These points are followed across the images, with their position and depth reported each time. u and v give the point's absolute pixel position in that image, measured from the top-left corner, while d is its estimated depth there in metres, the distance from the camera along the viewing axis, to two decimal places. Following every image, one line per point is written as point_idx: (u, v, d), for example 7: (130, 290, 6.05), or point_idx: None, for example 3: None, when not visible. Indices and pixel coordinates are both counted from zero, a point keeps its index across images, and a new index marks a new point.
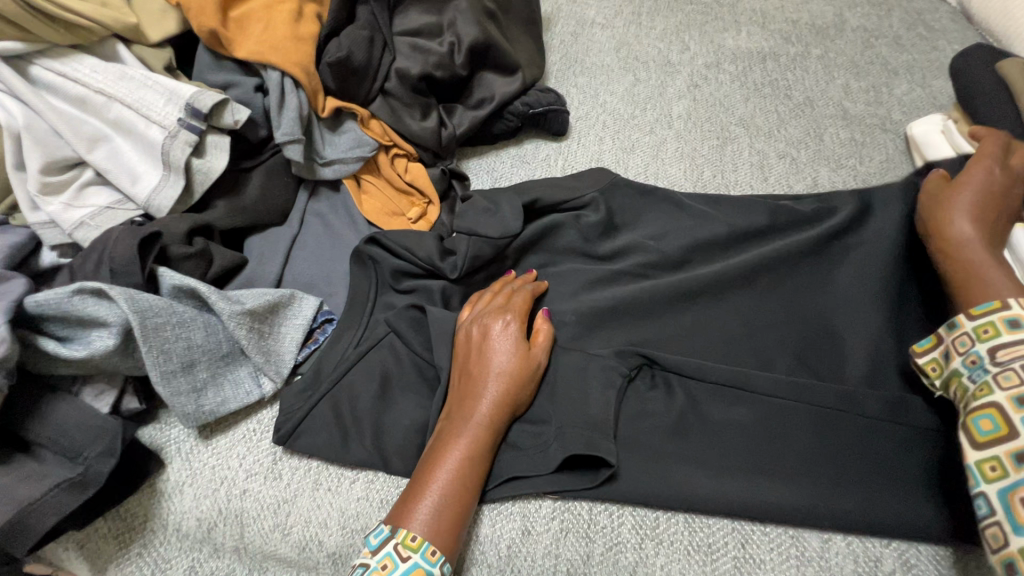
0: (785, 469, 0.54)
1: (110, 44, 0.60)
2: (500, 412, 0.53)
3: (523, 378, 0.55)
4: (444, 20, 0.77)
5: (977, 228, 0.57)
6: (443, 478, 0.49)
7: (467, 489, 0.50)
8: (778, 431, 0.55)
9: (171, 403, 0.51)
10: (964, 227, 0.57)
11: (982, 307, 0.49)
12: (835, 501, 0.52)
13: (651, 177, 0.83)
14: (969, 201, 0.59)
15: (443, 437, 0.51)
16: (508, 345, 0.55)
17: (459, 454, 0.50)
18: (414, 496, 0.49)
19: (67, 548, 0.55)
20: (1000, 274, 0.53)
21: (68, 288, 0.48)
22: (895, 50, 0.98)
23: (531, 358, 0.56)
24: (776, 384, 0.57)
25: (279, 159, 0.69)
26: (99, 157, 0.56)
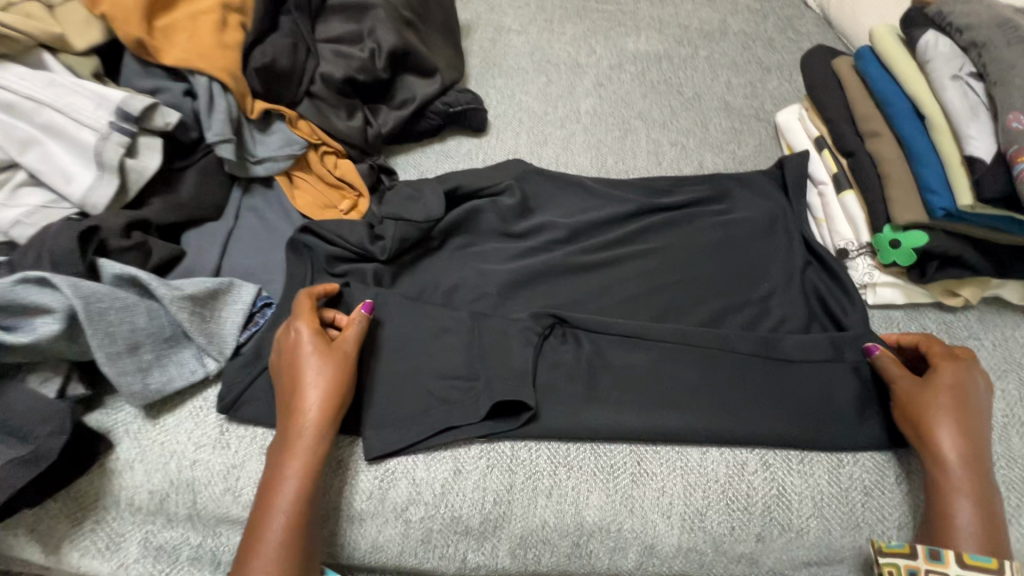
0: (672, 399, 0.64)
1: (37, 53, 0.63)
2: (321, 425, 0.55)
3: (337, 386, 0.57)
4: (363, 28, 0.84)
5: (960, 431, 0.57)
6: (279, 516, 0.52)
7: (301, 520, 0.52)
8: (666, 370, 0.66)
9: (119, 383, 0.56)
10: (946, 434, 0.57)
11: (978, 559, 0.52)
12: (712, 421, 0.62)
13: (563, 166, 0.93)
14: (945, 402, 0.58)
15: (272, 475, 0.53)
16: (313, 368, 0.56)
17: (291, 487, 0.53)
18: (249, 547, 0.51)
19: (16, 533, 0.57)
20: (973, 507, 0.55)
21: (12, 277, 0.52)
22: (768, 51, 1.13)
23: (337, 366, 0.57)
24: (666, 332, 0.68)
25: (212, 159, 0.74)
26: (32, 159, 0.60)
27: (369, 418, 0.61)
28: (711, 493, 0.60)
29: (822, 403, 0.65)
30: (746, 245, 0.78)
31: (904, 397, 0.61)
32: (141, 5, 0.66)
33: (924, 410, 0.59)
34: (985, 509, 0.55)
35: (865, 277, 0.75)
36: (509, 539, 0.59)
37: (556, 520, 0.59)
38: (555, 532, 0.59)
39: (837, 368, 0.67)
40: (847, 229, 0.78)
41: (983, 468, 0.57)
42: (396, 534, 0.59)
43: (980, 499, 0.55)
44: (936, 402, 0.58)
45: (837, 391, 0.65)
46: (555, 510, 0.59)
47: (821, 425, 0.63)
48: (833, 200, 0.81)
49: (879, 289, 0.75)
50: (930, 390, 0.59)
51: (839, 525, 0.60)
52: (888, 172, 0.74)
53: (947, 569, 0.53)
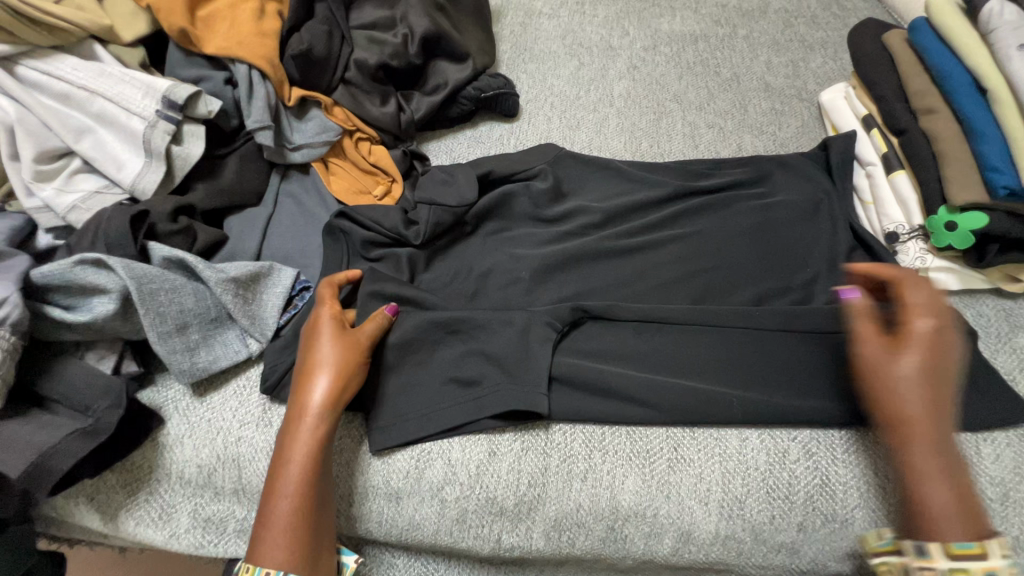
0: (703, 374, 0.63)
1: (88, 44, 0.66)
2: (331, 405, 0.55)
3: (348, 373, 0.57)
4: (396, 14, 0.84)
5: (932, 401, 0.49)
6: (284, 498, 0.51)
7: (310, 503, 0.52)
8: (689, 350, 0.64)
9: (169, 361, 0.58)
10: (914, 402, 0.49)
11: (962, 548, 0.45)
12: (749, 400, 0.61)
13: (595, 150, 0.91)
14: (912, 370, 0.50)
15: (280, 457, 0.53)
16: (327, 351, 0.57)
17: (295, 468, 0.52)
18: (261, 530, 0.50)
19: (77, 502, 0.60)
20: (948, 490, 0.47)
21: (70, 260, 0.55)
22: (811, 28, 1.08)
23: (348, 351, 0.58)
24: (689, 313, 0.66)
25: (252, 146, 0.76)
26: (86, 147, 0.62)
27: (406, 401, 0.61)
28: (750, 481, 0.59)
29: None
30: (787, 228, 0.76)
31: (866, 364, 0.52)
32: None
33: (892, 378, 0.50)
34: (966, 489, 0.48)
35: (916, 262, 0.72)
36: (543, 520, 0.59)
37: (590, 504, 0.59)
38: (590, 515, 0.59)
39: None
40: (898, 212, 0.75)
41: (950, 446, 0.49)
42: (433, 512, 0.60)
43: (955, 478, 0.48)
44: (902, 366, 0.50)
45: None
46: (590, 494, 0.59)
47: (858, 399, 0.62)
48: (882, 181, 0.77)
49: (931, 274, 0.71)
50: (896, 355, 0.51)
51: (886, 517, 0.57)
52: (944, 151, 0.69)
53: (934, 563, 0.45)
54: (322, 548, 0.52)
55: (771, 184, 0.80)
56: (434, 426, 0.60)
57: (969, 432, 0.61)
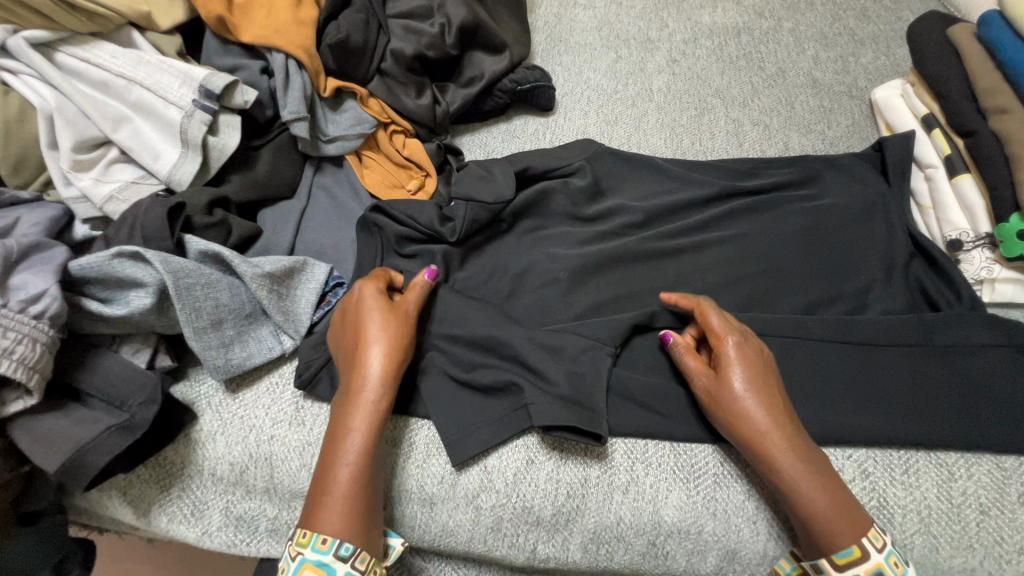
0: None
1: (126, 31, 0.64)
2: (386, 379, 0.54)
3: (402, 346, 0.56)
4: (433, 3, 0.82)
5: (766, 404, 0.53)
6: (345, 467, 0.51)
7: (367, 476, 0.51)
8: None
9: (203, 357, 0.57)
10: (751, 403, 0.53)
11: (844, 556, 0.48)
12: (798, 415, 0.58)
13: (634, 147, 0.88)
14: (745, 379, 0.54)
15: (341, 427, 0.52)
16: (379, 325, 0.55)
17: (359, 439, 0.52)
18: (321, 502, 0.50)
19: (110, 495, 0.59)
20: (822, 495, 0.50)
21: (108, 252, 0.54)
22: (861, 21, 1.02)
23: (403, 328, 0.57)
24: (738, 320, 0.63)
25: (286, 138, 0.74)
26: (123, 136, 0.61)
27: (444, 406, 0.59)
28: None
29: (915, 394, 0.60)
30: (839, 233, 0.72)
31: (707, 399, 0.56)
32: None
33: (734, 403, 0.53)
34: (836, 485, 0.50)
35: (982, 272, 0.68)
36: (582, 533, 0.57)
37: (632, 517, 0.57)
38: (631, 529, 0.57)
39: (930, 358, 0.61)
40: (961, 218, 0.70)
41: (810, 449, 0.52)
42: (467, 520, 0.58)
43: (823, 482, 0.50)
44: (739, 398, 0.53)
45: (930, 380, 0.60)
46: (631, 507, 0.57)
47: (916, 417, 0.58)
48: (943, 185, 0.73)
49: (997, 285, 0.67)
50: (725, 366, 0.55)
51: (949, 545, 0.54)
52: (1017, 153, 0.65)
53: None
54: (376, 520, 0.51)
55: (823, 186, 0.76)
56: (469, 434, 0.58)
57: None
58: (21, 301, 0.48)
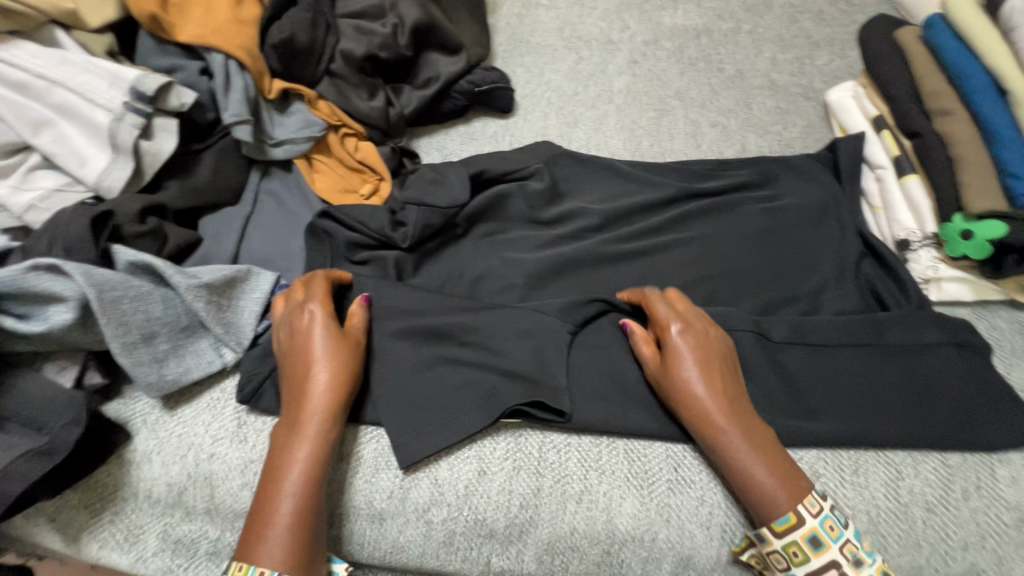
0: None
1: (50, 30, 0.61)
2: (332, 403, 0.53)
3: (349, 370, 0.55)
4: (386, 2, 0.80)
5: (706, 376, 0.55)
6: (287, 499, 0.49)
7: (312, 504, 0.50)
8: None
9: (134, 374, 0.54)
10: (692, 376, 0.55)
11: (782, 523, 0.50)
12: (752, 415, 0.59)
13: (594, 149, 0.88)
14: (689, 354, 0.55)
15: (283, 455, 0.51)
16: (325, 350, 0.55)
17: (301, 467, 0.51)
18: (261, 533, 0.48)
19: (37, 522, 0.56)
20: (763, 467, 0.51)
21: (23, 264, 0.50)
22: (818, 24, 1.04)
23: (349, 351, 0.56)
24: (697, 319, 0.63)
25: (230, 142, 0.71)
26: (45, 141, 0.58)
27: (392, 419, 0.57)
28: None
29: (865, 395, 0.60)
30: (793, 234, 0.72)
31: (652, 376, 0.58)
32: None
33: (678, 378, 0.55)
34: (776, 458, 0.52)
35: (928, 271, 0.69)
36: (535, 544, 0.56)
37: (585, 527, 0.56)
38: (585, 539, 0.56)
39: (878, 358, 0.62)
40: (910, 218, 0.71)
41: (753, 424, 0.54)
42: (418, 534, 0.56)
43: (764, 455, 0.52)
44: (684, 379, 0.55)
45: (879, 380, 0.61)
46: (585, 517, 0.56)
47: (866, 417, 0.59)
48: (892, 185, 0.73)
49: (944, 284, 0.68)
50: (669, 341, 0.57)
51: (897, 543, 0.54)
52: (960, 154, 0.66)
53: None
54: (319, 546, 0.50)
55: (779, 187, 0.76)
56: (419, 449, 0.56)
57: (986, 453, 0.58)
58: None
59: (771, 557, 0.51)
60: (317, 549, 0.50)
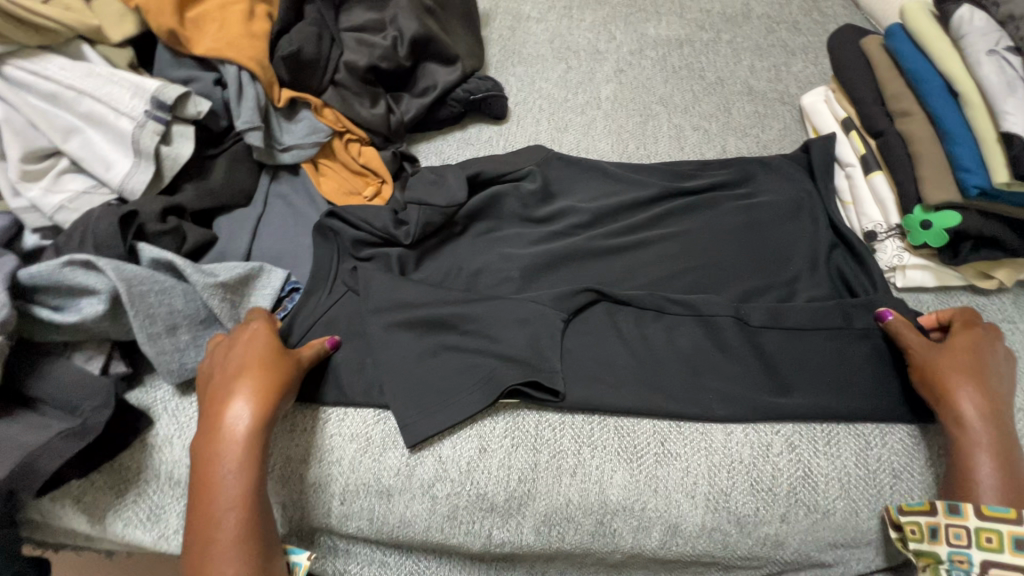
0: (692, 368, 0.65)
1: (76, 44, 0.65)
2: (260, 417, 0.53)
3: (280, 383, 0.55)
4: (386, 16, 0.85)
5: (982, 395, 0.56)
6: (227, 517, 0.50)
7: (254, 516, 0.51)
8: (672, 343, 0.66)
9: (157, 362, 0.58)
10: (963, 392, 0.57)
11: (995, 510, 0.51)
12: (731, 392, 0.64)
13: (583, 152, 0.93)
14: (957, 360, 0.58)
15: (210, 474, 0.51)
16: (253, 366, 0.55)
17: (236, 483, 0.51)
18: (207, 548, 0.50)
19: (64, 504, 0.59)
20: (993, 466, 0.54)
21: (59, 259, 0.55)
22: (793, 33, 1.10)
23: (278, 364, 0.56)
24: (678, 305, 0.68)
25: (242, 147, 0.76)
26: (73, 147, 0.62)
27: (399, 402, 0.61)
28: (735, 474, 0.60)
29: (835, 374, 0.65)
30: (770, 228, 0.77)
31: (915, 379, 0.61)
32: None
33: (948, 393, 0.57)
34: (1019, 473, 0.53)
35: (894, 260, 0.74)
36: (534, 516, 0.60)
37: (579, 499, 0.60)
38: (579, 510, 0.60)
39: (850, 340, 0.67)
40: (876, 212, 0.77)
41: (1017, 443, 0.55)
42: (423, 509, 0.60)
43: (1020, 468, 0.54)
44: (956, 397, 0.57)
45: (850, 359, 0.66)
46: (579, 489, 0.60)
47: (836, 394, 0.63)
48: (861, 181, 0.79)
49: (908, 271, 0.74)
50: (943, 352, 0.60)
51: (866, 507, 0.59)
52: (919, 152, 0.72)
53: None
54: (273, 547, 0.52)
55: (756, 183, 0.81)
56: (422, 427, 0.60)
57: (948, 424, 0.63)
58: None
59: (950, 530, 0.53)
60: (270, 552, 0.52)
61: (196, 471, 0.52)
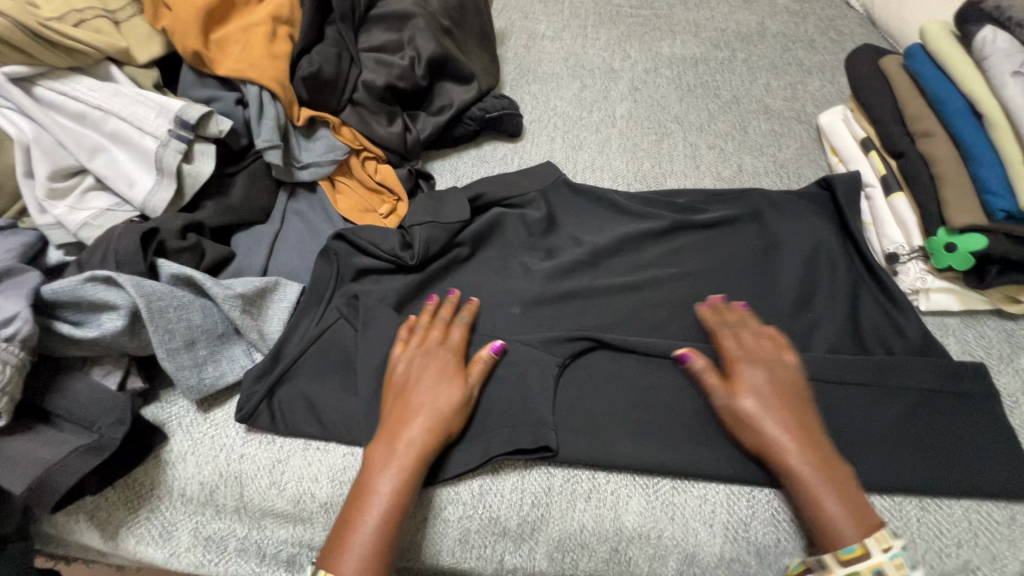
0: (704, 433, 0.61)
1: (105, 66, 0.67)
2: (436, 424, 0.57)
3: (468, 397, 0.60)
4: (404, 37, 0.86)
5: (783, 415, 0.57)
6: (367, 521, 0.52)
7: (393, 524, 0.52)
8: (679, 397, 0.64)
9: (177, 377, 0.58)
10: (769, 414, 0.57)
11: (848, 551, 0.51)
12: (748, 457, 0.60)
13: (598, 171, 0.93)
14: (758, 389, 0.59)
15: (367, 483, 0.54)
16: (441, 381, 0.59)
17: (383, 490, 0.53)
18: (337, 545, 0.51)
19: (77, 519, 0.60)
20: (837, 501, 0.53)
21: (82, 276, 0.55)
22: (809, 52, 1.10)
23: (459, 379, 0.60)
24: (683, 348, 0.66)
25: (261, 165, 0.77)
26: (99, 166, 0.64)
27: None
28: (755, 503, 0.59)
29: (861, 432, 0.61)
30: (793, 247, 0.75)
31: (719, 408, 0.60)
32: (198, 20, 0.69)
33: (742, 413, 0.58)
34: (853, 497, 0.53)
35: (917, 283, 0.72)
36: (547, 541, 0.59)
37: (594, 525, 0.59)
38: (593, 537, 0.58)
39: (874, 396, 0.63)
40: (897, 233, 0.75)
41: (834, 468, 0.54)
42: (434, 533, 0.59)
43: (845, 493, 0.53)
44: (750, 416, 0.57)
45: (882, 415, 0.62)
46: (593, 514, 0.59)
47: (858, 455, 0.60)
48: (880, 202, 0.78)
49: (932, 295, 0.72)
50: (735, 387, 0.59)
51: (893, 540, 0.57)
52: (942, 174, 0.71)
53: None
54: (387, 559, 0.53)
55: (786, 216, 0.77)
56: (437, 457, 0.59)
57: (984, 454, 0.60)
58: None
59: None
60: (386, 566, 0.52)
61: (359, 480, 0.55)
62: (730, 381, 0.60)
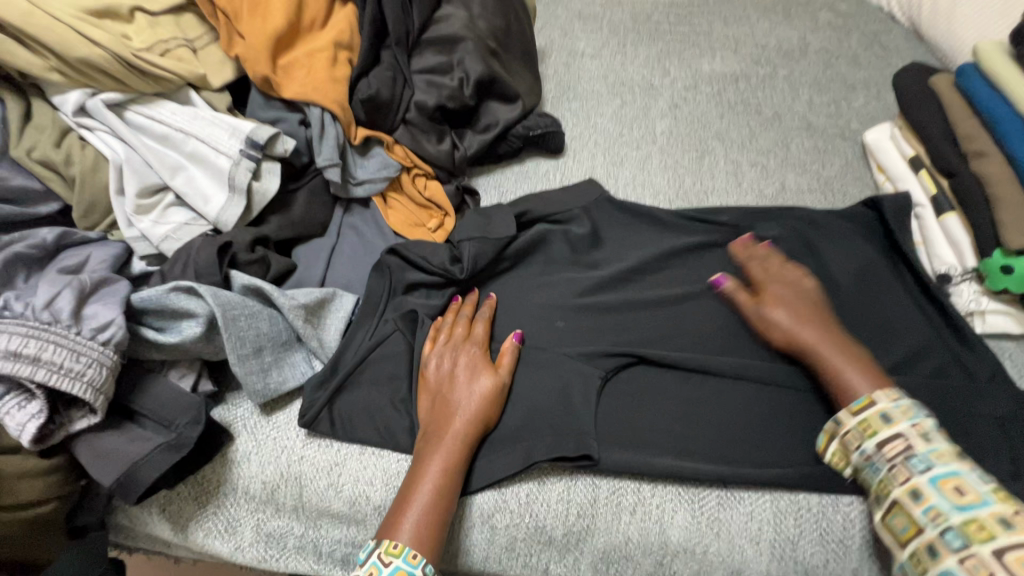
0: (750, 454, 0.62)
1: (185, 91, 0.73)
2: (475, 409, 0.61)
3: (501, 386, 0.64)
4: (454, 59, 0.89)
5: (795, 315, 0.66)
6: (424, 490, 0.57)
7: (446, 496, 0.57)
8: (724, 411, 0.65)
9: (246, 381, 0.63)
10: (778, 313, 0.67)
11: (858, 404, 0.58)
12: (795, 475, 0.60)
13: (639, 187, 0.94)
14: (784, 302, 0.68)
15: (419, 461, 0.58)
16: (474, 369, 0.64)
17: (434, 465, 0.58)
18: (398, 514, 0.56)
19: (150, 512, 0.64)
20: (861, 375, 0.61)
21: (166, 286, 0.60)
22: (852, 68, 1.09)
23: (492, 369, 0.65)
24: (727, 365, 0.67)
25: (320, 181, 0.81)
26: (179, 183, 0.69)
27: None
28: (803, 522, 0.59)
29: None
30: (840, 266, 0.75)
31: (756, 318, 0.69)
32: (268, 47, 0.74)
33: (769, 317, 0.67)
34: (872, 373, 0.61)
35: (972, 304, 0.71)
36: (592, 551, 0.61)
37: (639, 537, 0.60)
38: (638, 549, 0.60)
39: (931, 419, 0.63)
40: (949, 253, 0.74)
41: (856, 354, 0.63)
42: (483, 539, 0.61)
43: (867, 370, 0.61)
44: (771, 314, 0.67)
45: None
46: (638, 527, 0.60)
47: None
48: (931, 222, 0.77)
49: (988, 316, 0.71)
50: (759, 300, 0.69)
51: None
52: (997, 195, 0.70)
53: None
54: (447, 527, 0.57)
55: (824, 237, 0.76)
56: (490, 468, 0.62)
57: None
58: (93, 328, 0.54)
59: (848, 443, 0.58)
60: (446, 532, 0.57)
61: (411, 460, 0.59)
62: (761, 297, 0.69)
